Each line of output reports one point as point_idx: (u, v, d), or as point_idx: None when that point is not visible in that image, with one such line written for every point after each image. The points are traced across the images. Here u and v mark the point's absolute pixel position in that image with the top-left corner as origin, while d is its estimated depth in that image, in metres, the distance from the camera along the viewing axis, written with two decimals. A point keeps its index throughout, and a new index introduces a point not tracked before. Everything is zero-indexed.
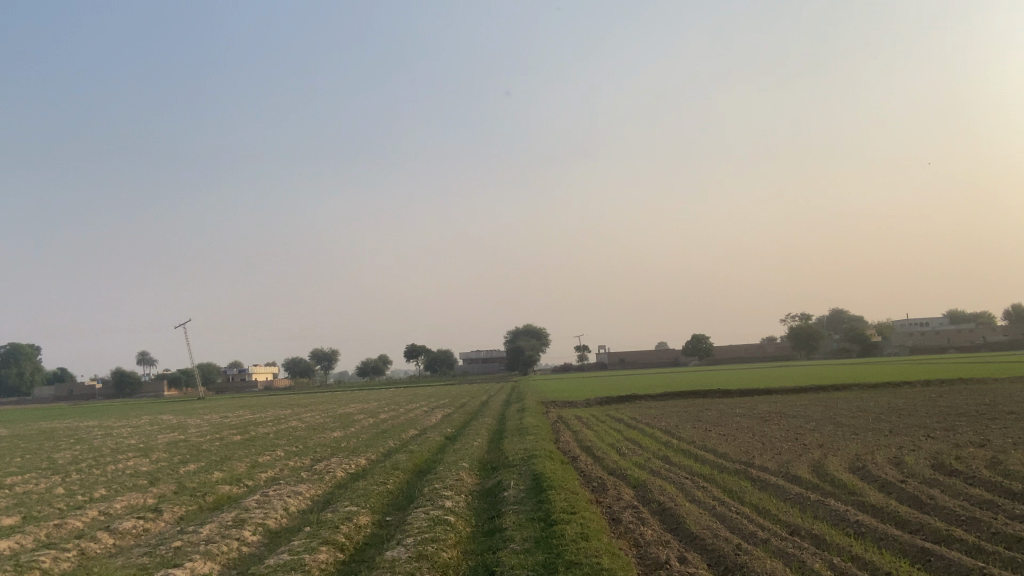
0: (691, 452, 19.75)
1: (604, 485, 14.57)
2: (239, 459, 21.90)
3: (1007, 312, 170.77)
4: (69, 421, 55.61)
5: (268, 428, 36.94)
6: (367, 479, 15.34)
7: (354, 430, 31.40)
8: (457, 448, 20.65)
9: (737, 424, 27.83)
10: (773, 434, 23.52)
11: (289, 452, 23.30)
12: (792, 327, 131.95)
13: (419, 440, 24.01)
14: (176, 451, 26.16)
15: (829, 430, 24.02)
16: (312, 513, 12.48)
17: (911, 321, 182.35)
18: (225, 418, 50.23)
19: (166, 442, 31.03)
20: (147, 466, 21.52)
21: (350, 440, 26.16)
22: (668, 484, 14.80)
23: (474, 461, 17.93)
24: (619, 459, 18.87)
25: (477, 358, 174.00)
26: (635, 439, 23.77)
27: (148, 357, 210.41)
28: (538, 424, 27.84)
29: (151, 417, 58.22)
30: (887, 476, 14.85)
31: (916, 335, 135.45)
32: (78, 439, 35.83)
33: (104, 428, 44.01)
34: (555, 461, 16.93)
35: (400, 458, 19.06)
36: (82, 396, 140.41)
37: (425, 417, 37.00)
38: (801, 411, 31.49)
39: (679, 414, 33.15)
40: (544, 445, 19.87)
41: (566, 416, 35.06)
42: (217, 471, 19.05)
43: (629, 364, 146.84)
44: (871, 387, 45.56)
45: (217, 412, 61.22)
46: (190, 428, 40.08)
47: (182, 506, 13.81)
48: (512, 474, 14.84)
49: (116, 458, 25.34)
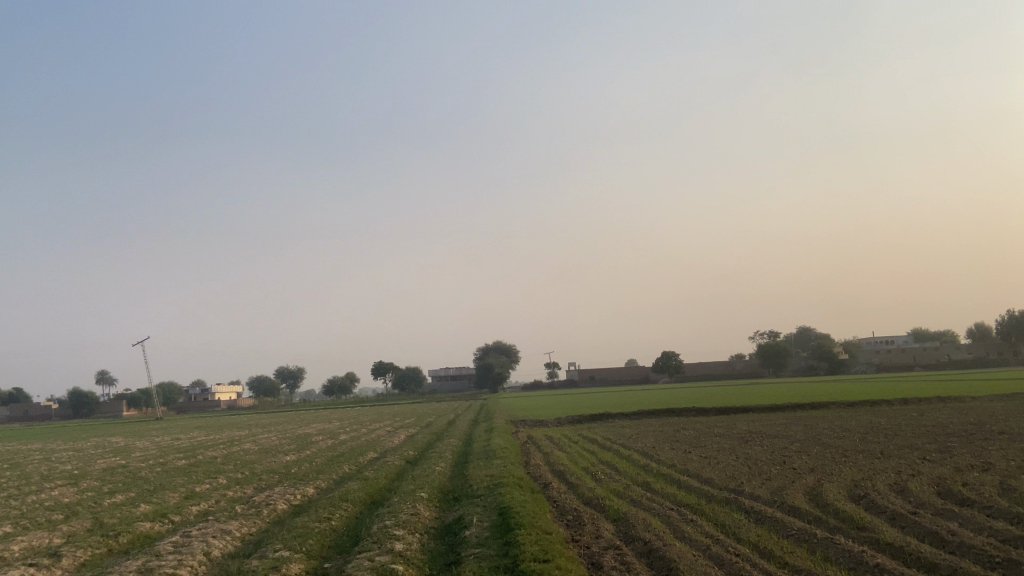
0: (673, 479, 18.14)
1: (580, 521, 12.89)
2: (175, 488, 19.69)
3: (971, 330, 173.64)
4: (11, 444, 52.39)
5: (218, 451, 34.52)
6: (309, 515, 13.45)
7: (309, 454, 29.26)
8: (417, 474, 18.75)
9: (718, 444, 26.32)
10: (758, 456, 22.07)
11: (233, 480, 21.10)
12: (761, 344, 131.82)
13: (376, 466, 22.00)
14: (110, 479, 23.81)
15: (816, 451, 22.59)
16: (238, 559, 10.57)
17: (878, 339, 183.53)
18: (177, 441, 47.54)
19: (103, 467, 28.55)
20: (71, 497, 19.23)
21: (301, 466, 24.01)
22: (653, 518, 13.14)
23: (434, 490, 16.07)
24: (595, 487, 17.17)
25: (446, 376, 171.95)
26: (612, 463, 22.03)
27: (108, 377, 205.29)
28: (506, 445, 26.05)
29: (101, 439, 55.31)
30: (897, 508, 13.38)
31: (883, 352, 136.02)
32: (11, 464, 33.05)
33: (43, 452, 41.15)
34: (524, 490, 15.15)
35: (352, 487, 17.10)
36: (36, 416, 135.29)
37: (387, 438, 34.82)
38: (781, 430, 30.11)
39: (656, 434, 31.53)
40: (512, 470, 18.07)
41: (536, 437, 33.26)
42: (145, 504, 16.85)
43: (599, 381, 145.55)
44: (848, 405, 44.44)
45: (171, 433, 58.40)
46: (136, 452, 37.49)
47: (87, 549, 11.65)
48: (475, 507, 13.06)
49: (40, 485, 22.90)
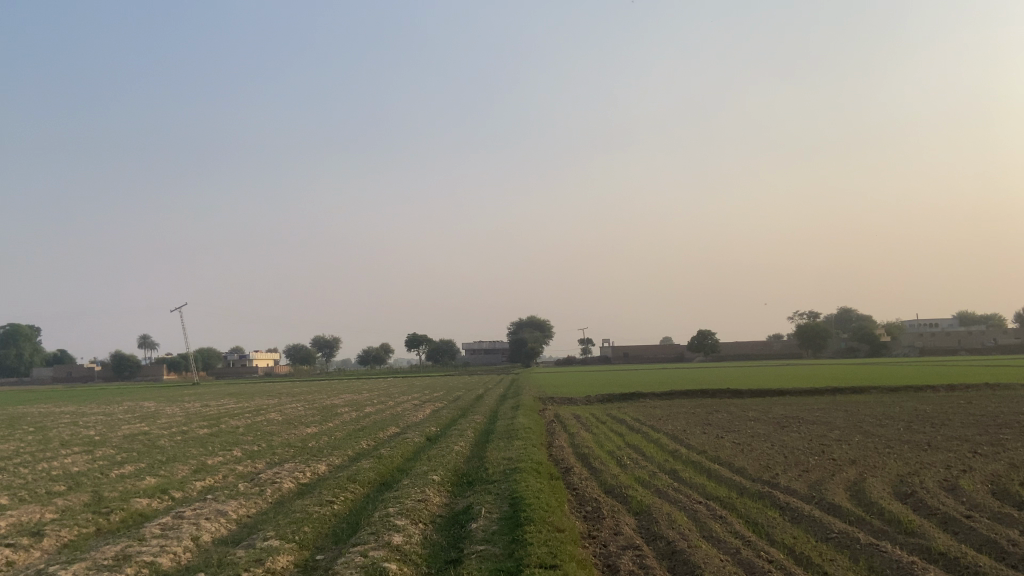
0: (703, 467, 17.08)
1: (598, 513, 11.94)
2: (186, 461, 19.11)
3: (1019, 316, 168.51)
4: (50, 405, 53.30)
5: (241, 421, 34.21)
6: (311, 498, 12.69)
7: (331, 427, 28.65)
8: (433, 454, 17.91)
9: (752, 430, 25.09)
10: (795, 444, 20.89)
11: (246, 453, 20.49)
12: (799, 324, 129.08)
13: (394, 442, 21.25)
14: (126, 448, 23.41)
15: (857, 441, 21.29)
16: (226, 546, 9.80)
17: (921, 322, 178.69)
18: (206, 408, 47.59)
19: (124, 434, 28.29)
20: (80, 466, 18.75)
21: (318, 440, 23.32)
22: (679, 513, 12.12)
23: (448, 473, 15.22)
24: (619, 473, 16.18)
25: (480, 349, 172.23)
26: (639, 447, 21.00)
27: (150, 341, 210.44)
28: (530, 424, 25.17)
29: (135, 404, 55.80)
30: (950, 510, 12.14)
31: (927, 335, 132.29)
32: (38, 428, 33.04)
33: (74, 416, 41.37)
34: (542, 477, 14.22)
35: (364, 466, 16.33)
36: (81, 378, 138.53)
37: (412, 413, 34.24)
38: (820, 416, 28.78)
39: (687, 417, 30.40)
40: (532, 453, 17.14)
41: (563, 415, 32.42)
42: (149, 476, 16.22)
43: (633, 358, 144.24)
44: (889, 391, 42.69)
45: (204, 400, 58.79)
46: (163, 419, 37.39)
47: (73, 529, 11.01)
48: (486, 496, 12.17)
49: (56, 452, 22.55)
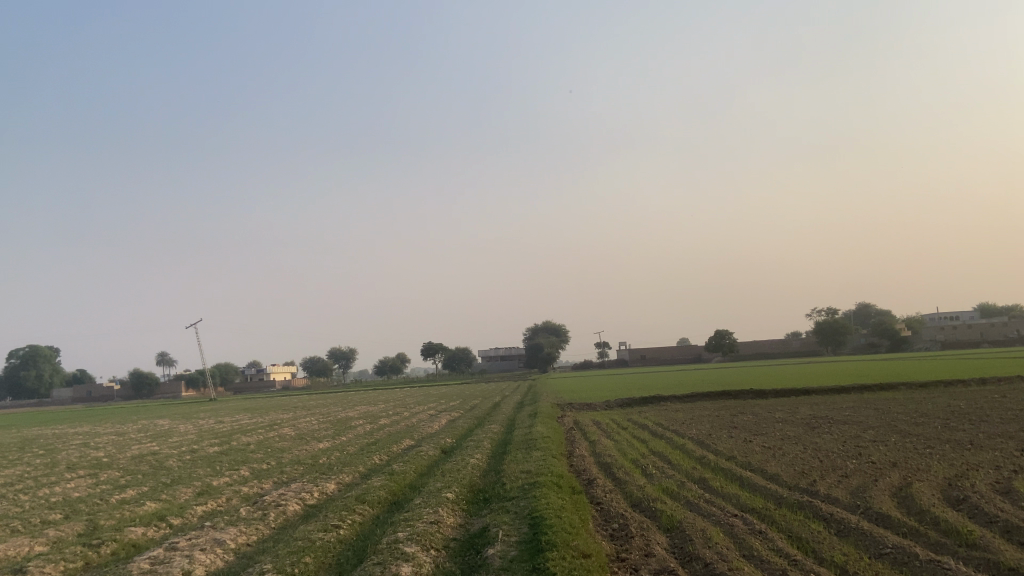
0: (734, 475, 16.07)
1: (626, 532, 10.98)
2: (190, 482, 18.28)
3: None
4: (65, 426, 52.83)
5: (253, 437, 33.42)
6: (315, 522, 11.80)
7: (344, 441, 27.77)
8: (447, 468, 17.00)
9: (781, 432, 23.98)
10: (828, 447, 19.83)
11: (254, 473, 19.64)
12: (819, 321, 127.15)
13: (407, 456, 20.35)
14: (132, 470, 22.62)
15: (895, 442, 20.17)
16: None
17: (943, 316, 175.79)
18: (220, 424, 46.85)
19: (133, 455, 27.55)
20: (81, 492, 17.95)
21: (330, 456, 22.44)
22: (716, 528, 11.13)
23: (464, 490, 14.28)
24: (645, 485, 15.22)
25: (496, 356, 171.46)
26: (665, 455, 19.98)
27: (168, 358, 211.69)
28: (549, 433, 24.19)
29: (150, 422, 55.20)
30: (1011, 518, 11.08)
31: (949, 329, 129.90)
32: (47, 450, 32.32)
33: (86, 436, 40.70)
34: (564, 491, 13.27)
35: (374, 484, 15.42)
36: (100, 397, 138.74)
37: (427, 424, 33.31)
38: (850, 416, 27.63)
39: (712, 420, 29.34)
40: (552, 465, 16.18)
41: (582, 422, 31.45)
42: (149, 501, 15.37)
43: (650, 361, 142.73)
44: (918, 387, 41.32)
45: (219, 416, 58.16)
46: (175, 437, 36.65)
47: (59, 564, 10.17)
48: (504, 515, 11.24)
49: (59, 477, 21.77)
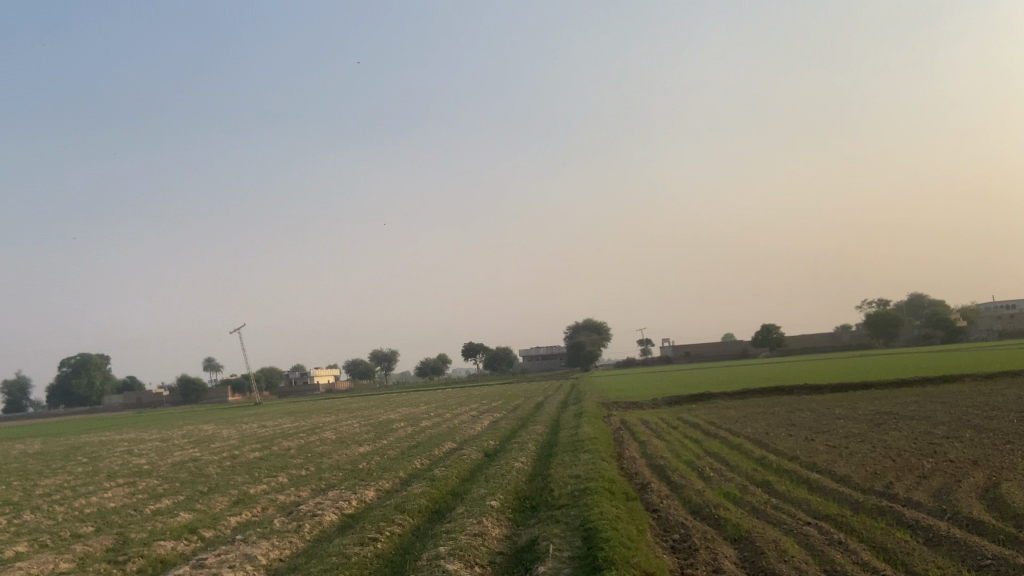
0: (800, 478, 14.92)
1: (689, 544, 9.99)
2: (227, 490, 17.74)
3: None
4: (112, 433, 53.29)
5: (294, 442, 32.98)
6: (351, 536, 11.03)
7: (385, 445, 27.12)
8: (492, 473, 16.14)
9: (844, 430, 22.60)
10: (898, 445, 18.48)
11: (292, 480, 19.01)
12: (868, 314, 123.62)
13: (450, 460, 19.54)
14: (171, 478, 22.24)
15: (971, 438, 18.74)
16: None
17: (997, 306, 169.95)
18: (264, 429, 46.81)
19: (174, 462, 27.24)
20: (116, 503, 17.51)
21: (370, 461, 21.74)
22: (788, 539, 10.07)
23: (511, 497, 13.38)
24: (704, 489, 14.17)
25: (538, 356, 170.51)
26: (721, 456, 18.84)
27: (215, 364, 215.53)
28: (596, 434, 23.21)
29: (196, 427, 55.58)
30: None
31: (1005, 318, 125.15)
32: (92, 458, 32.39)
33: (132, 443, 40.93)
34: (618, 498, 12.30)
35: (414, 491, 14.63)
36: (150, 403, 141.49)
37: (470, 426, 32.51)
38: (916, 411, 26.05)
39: (766, 418, 27.99)
40: (602, 469, 15.21)
41: (629, 422, 30.37)
42: (183, 512, 14.78)
43: (694, 358, 140.45)
44: (983, 378, 39.29)
45: (263, 420, 58.35)
46: (218, 443, 36.43)
47: None
48: (554, 526, 10.33)
49: (98, 486, 21.48)
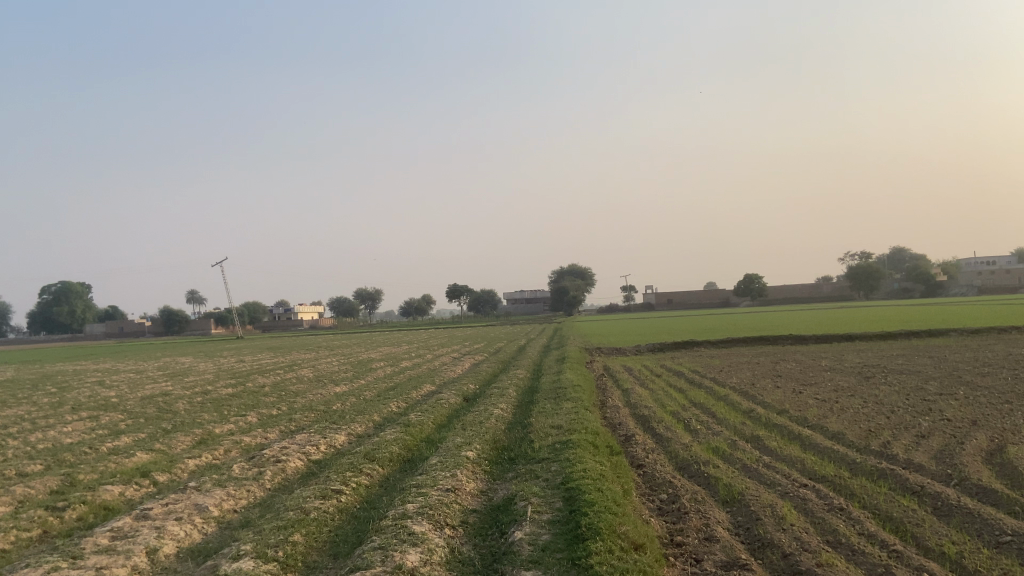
0: (791, 434, 14.22)
1: (679, 507, 9.19)
2: (191, 429, 16.87)
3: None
4: (86, 363, 52.20)
5: (269, 378, 32.11)
6: (313, 486, 10.16)
7: (362, 385, 26.33)
8: (469, 420, 15.33)
9: (833, 383, 21.98)
10: (891, 401, 17.84)
11: (260, 420, 18.17)
12: (851, 266, 123.57)
13: (426, 404, 18.76)
14: (136, 413, 21.36)
15: (965, 396, 18.13)
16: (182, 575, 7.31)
17: (977, 261, 171.15)
18: (241, 363, 45.92)
19: (143, 396, 26.29)
20: (73, 439, 16.59)
21: (345, 402, 20.92)
22: (784, 503, 9.32)
23: (489, 448, 12.58)
24: (692, 444, 13.42)
25: (521, 298, 170.29)
26: (708, 408, 18.13)
27: (197, 297, 214.08)
28: (579, 381, 22.49)
29: (173, 360, 54.63)
30: None
31: (987, 274, 125.65)
32: (60, 390, 31.48)
33: (104, 374, 40.02)
34: (603, 453, 11.50)
35: (386, 437, 13.80)
36: (131, 333, 140.15)
37: (450, 367, 31.77)
38: (905, 365, 25.53)
39: (752, 368, 27.39)
40: (585, 419, 14.42)
41: (613, 368, 29.71)
42: (140, 452, 13.90)
43: (677, 305, 140.50)
44: (969, 333, 38.94)
45: (242, 355, 57.49)
46: (191, 377, 35.52)
47: (11, 533, 8.77)
48: (532, 484, 9.51)
49: (59, 419, 20.56)
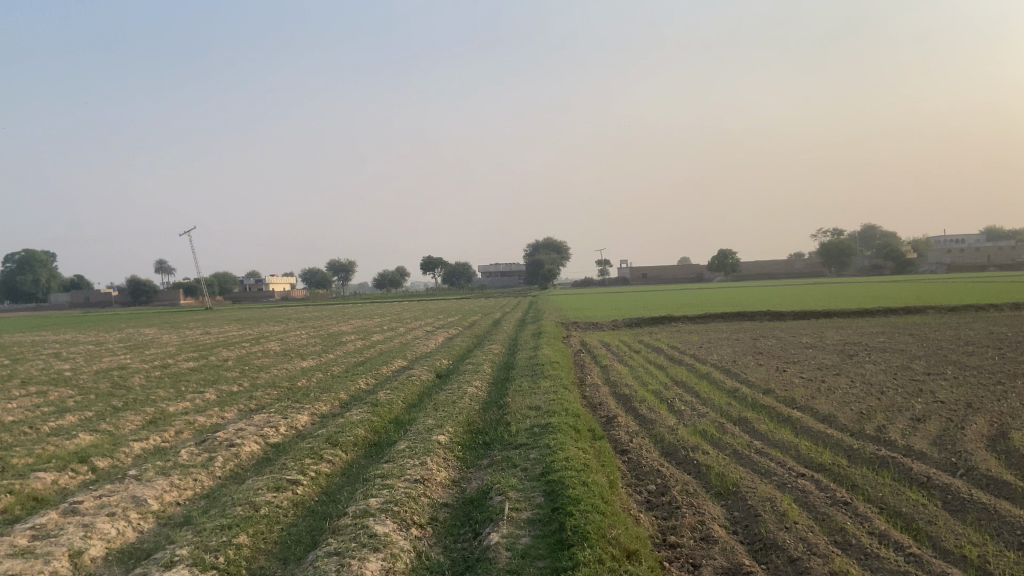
0: (781, 416, 13.49)
1: (670, 502, 8.36)
2: (145, 407, 15.79)
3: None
4: (47, 334, 50.49)
5: (234, 351, 30.93)
6: (267, 475, 9.19)
7: (331, 360, 25.31)
8: (441, 399, 14.39)
9: (817, 361, 21.39)
10: (879, 381, 17.25)
11: (219, 398, 17.09)
12: (823, 242, 124.03)
13: (396, 381, 17.80)
14: (89, 388, 20.18)
15: (954, 376, 17.57)
16: None
17: (947, 239, 172.98)
18: (208, 335, 44.53)
19: (100, 370, 25.05)
20: (15, 416, 15.44)
21: (311, 378, 19.93)
22: (783, 496, 8.55)
23: (463, 431, 11.66)
24: (678, 426, 12.61)
25: (496, 271, 169.33)
26: (692, 387, 17.38)
27: (166, 267, 210.42)
28: (556, 358, 21.72)
29: (137, 331, 52.97)
30: None
31: (955, 251, 126.70)
32: (15, 361, 30.07)
33: (62, 345, 38.49)
34: (585, 438, 10.64)
35: (353, 418, 12.84)
36: (98, 303, 136.93)
37: (423, 342, 30.83)
38: (888, 343, 25.04)
39: (733, 345, 26.76)
40: (565, 400, 13.56)
41: (591, 344, 28.95)
42: (84, 433, 12.81)
43: (651, 280, 140.38)
44: (946, 310, 38.71)
45: (210, 326, 55.98)
46: (154, 349, 34.20)
47: None
48: (509, 475, 8.61)
49: (6, 394, 19.37)
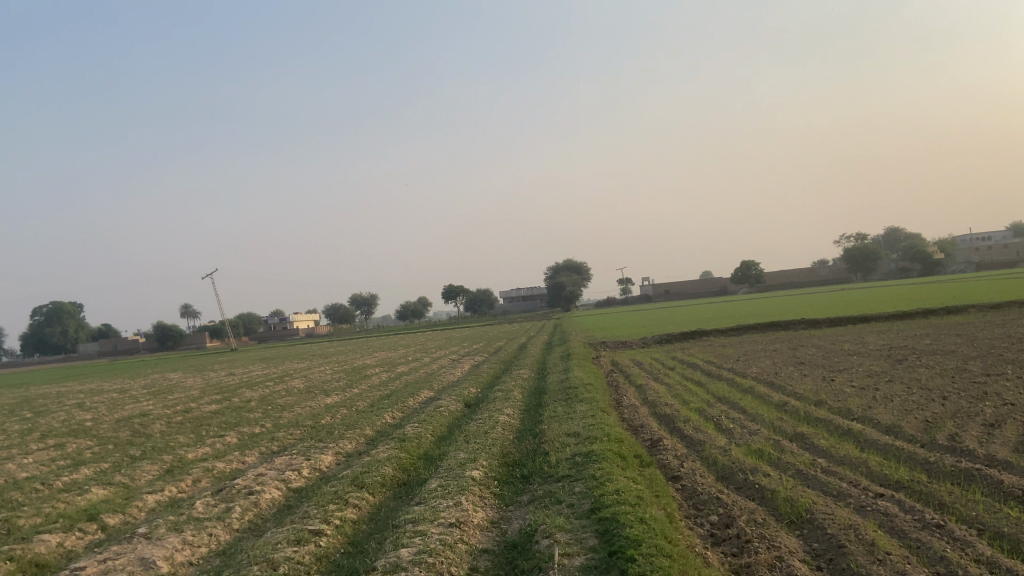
0: (840, 429, 12.47)
1: (738, 536, 7.38)
2: (162, 455, 15.07)
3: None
4: (73, 384, 50.23)
5: (258, 391, 30.27)
6: (287, 526, 8.34)
7: (356, 394, 24.51)
8: (472, 430, 13.52)
9: (865, 368, 20.26)
10: (938, 385, 16.14)
11: (240, 441, 16.35)
12: (847, 247, 121.96)
13: (423, 414, 16.94)
14: (108, 438, 19.51)
15: (1017, 375, 16.39)
16: None
17: (975, 237, 169.70)
18: (232, 376, 44.00)
19: (121, 418, 24.42)
20: (29, 472, 14.77)
21: (335, 415, 19.16)
22: (865, 521, 7.57)
23: (499, 465, 10.74)
24: (731, 447, 11.60)
25: (518, 296, 168.58)
26: (737, 403, 16.36)
27: (191, 310, 211.97)
28: (588, 379, 20.75)
29: (162, 376, 52.64)
30: None
31: (984, 249, 124.02)
32: (37, 413, 29.58)
33: (86, 394, 38.06)
34: (632, 466, 9.70)
35: (379, 456, 11.99)
36: (126, 350, 137.70)
37: (449, 370, 29.98)
38: (936, 345, 23.79)
39: (771, 356, 25.65)
40: (605, 424, 12.64)
41: (622, 363, 27.92)
42: (97, 487, 12.09)
43: (674, 296, 138.76)
44: (988, 308, 37.21)
45: (234, 367, 55.52)
46: (177, 394, 33.63)
47: None
48: (554, 514, 7.68)
49: (23, 448, 18.75)
